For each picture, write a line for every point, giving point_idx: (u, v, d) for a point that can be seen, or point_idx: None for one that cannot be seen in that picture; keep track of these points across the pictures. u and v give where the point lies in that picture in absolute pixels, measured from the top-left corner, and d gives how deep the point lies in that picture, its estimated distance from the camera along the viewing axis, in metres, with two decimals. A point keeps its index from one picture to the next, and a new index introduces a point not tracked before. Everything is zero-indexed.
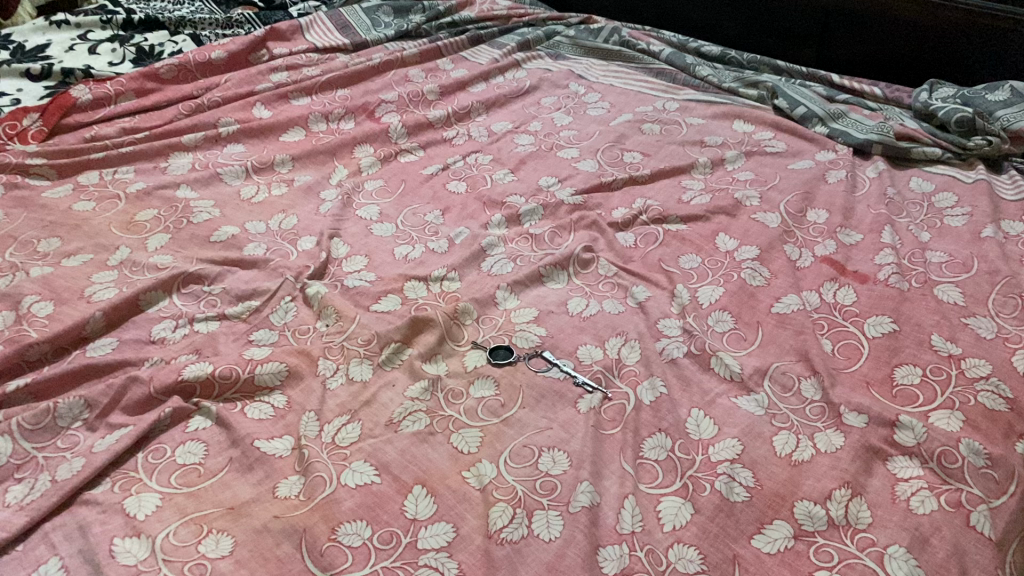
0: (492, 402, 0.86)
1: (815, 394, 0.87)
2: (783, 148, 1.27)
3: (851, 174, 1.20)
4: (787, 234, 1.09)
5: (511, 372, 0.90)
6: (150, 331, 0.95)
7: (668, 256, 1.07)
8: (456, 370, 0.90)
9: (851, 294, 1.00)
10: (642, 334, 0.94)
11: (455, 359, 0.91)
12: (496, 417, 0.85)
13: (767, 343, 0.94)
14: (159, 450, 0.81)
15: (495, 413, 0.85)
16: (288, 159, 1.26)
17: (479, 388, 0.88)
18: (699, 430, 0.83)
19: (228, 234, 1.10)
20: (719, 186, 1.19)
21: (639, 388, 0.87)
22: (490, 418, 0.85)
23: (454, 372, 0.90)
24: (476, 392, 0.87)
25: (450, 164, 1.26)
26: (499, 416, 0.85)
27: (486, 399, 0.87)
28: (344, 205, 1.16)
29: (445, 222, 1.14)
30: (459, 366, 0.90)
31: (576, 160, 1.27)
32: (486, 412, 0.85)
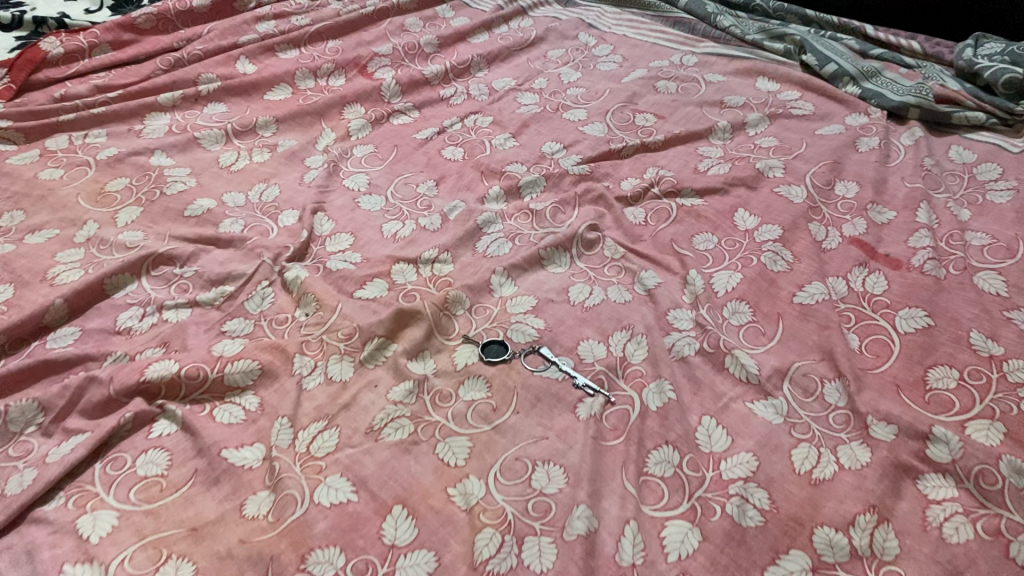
0: (483, 406, 0.79)
1: (839, 399, 0.79)
2: (810, 110, 1.17)
3: (885, 141, 1.09)
4: (813, 211, 1.00)
5: (505, 371, 0.82)
6: (116, 319, 0.88)
7: (681, 234, 0.98)
8: (445, 368, 0.82)
9: (882, 282, 0.91)
10: (649, 327, 0.85)
11: (444, 356, 0.83)
12: (487, 423, 0.77)
13: (787, 338, 0.85)
14: (118, 460, 0.74)
15: (487, 419, 0.78)
16: (272, 121, 1.17)
17: (469, 389, 0.80)
18: (709, 442, 0.76)
19: (203, 208, 1.02)
20: (739, 154, 1.09)
21: (645, 392, 0.79)
22: (481, 424, 0.77)
23: (443, 371, 0.82)
24: (465, 394, 0.80)
25: (446, 126, 1.17)
26: (490, 421, 0.78)
27: (476, 402, 0.79)
28: (330, 174, 1.07)
29: (439, 194, 1.05)
30: (448, 364, 0.83)
31: (583, 123, 1.17)
32: (476, 417, 0.78)
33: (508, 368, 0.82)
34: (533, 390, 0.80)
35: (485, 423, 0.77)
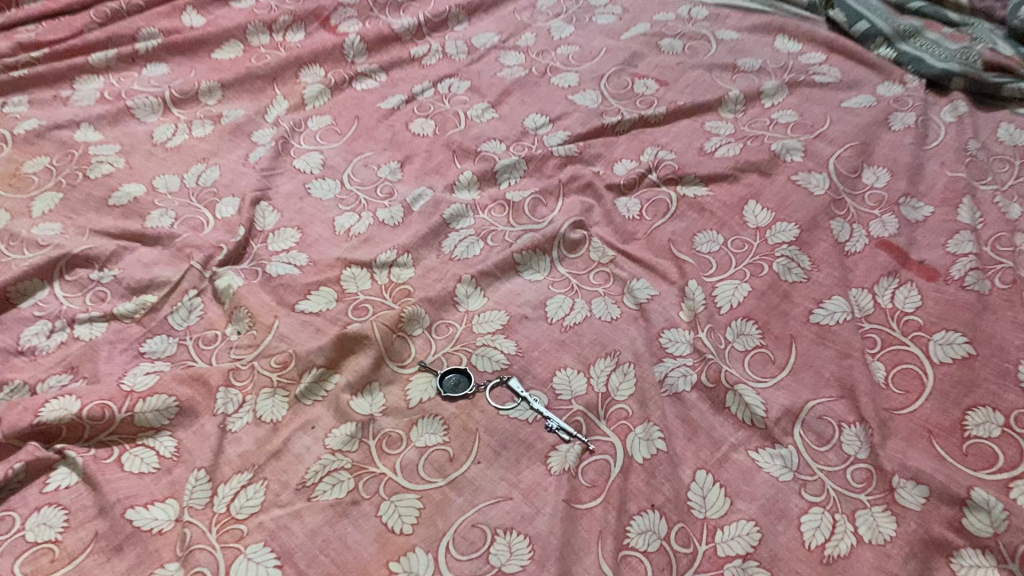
0: (437, 454, 0.67)
1: (860, 449, 0.67)
2: (836, 78, 1.01)
3: (923, 118, 0.94)
4: (836, 205, 0.85)
5: (466, 410, 0.70)
6: (19, 336, 0.76)
7: (680, 233, 0.84)
8: (396, 405, 0.70)
9: (914, 296, 0.77)
10: (638, 354, 0.72)
11: (395, 389, 0.71)
12: (441, 476, 0.66)
13: (800, 369, 0.73)
14: (6, 520, 0.63)
15: (441, 472, 0.66)
16: (217, 87, 1.03)
17: (422, 433, 0.68)
18: (704, 505, 0.64)
19: (130, 195, 0.89)
20: (752, 131, 0.95)
21: (630, 439, 0.67)
22: (435, 478, 0.65)
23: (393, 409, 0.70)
24: (418, 439, 0.68)
25: (416, 94, 1.02)
26: (445, 474, 0.66)
27: (430, 449, 0.67)
28: (278, 153, 0.93)
29: (403, 179, 0.91)
30: (400, 400, 0.70)
31: (573, 91, 1.02)
32: (428, 468, 0.66)
33: (470, 405, 0.70)
34: (498, 435, 0.68)
35: (438, 477, 0.66)
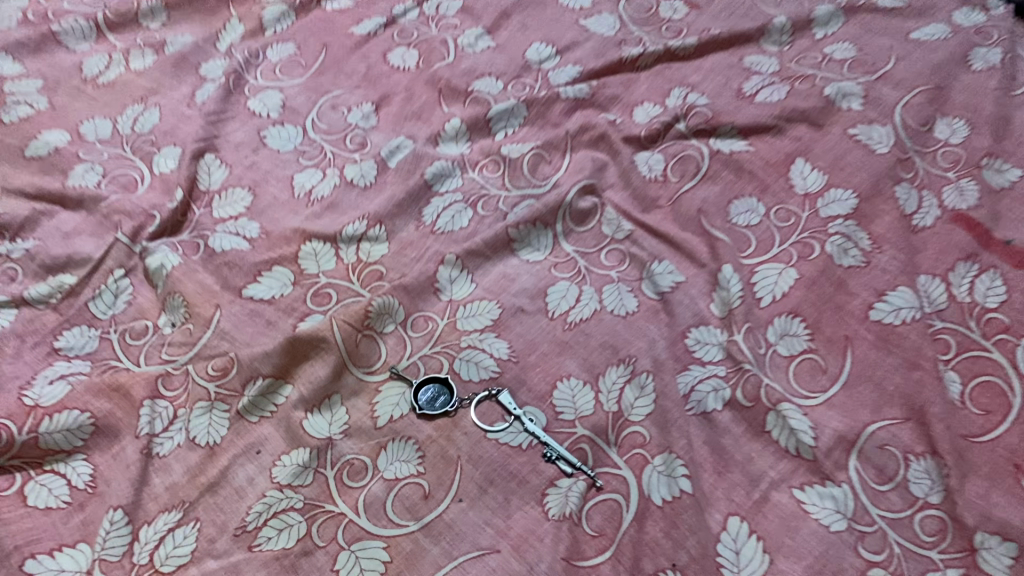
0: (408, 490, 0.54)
1: (931, 492, 0.54)
2: (902, 2, 0.84)
3: (1010, 55, 0.77)
4: (903, 166, 0.70)
5: (446, 431, 0.57)
6: None
7: (711, 200, 0.69)
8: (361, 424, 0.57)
9: (1000, 286, 0.62)
10: (658, 362, 0.59)
11: (362, 403, 0.58)
12: (412, 518, 0.53)
13: (857, 381, 0.59)
14: None
15: (414, 512, 0.53)
16: (160, 9, 0.87)
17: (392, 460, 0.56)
18: (737, 562, 0.51)
19: (51, 145, 0.74)
20: (800, 70, 0.78)
21: (646, 475, 0.55)
22: (406, 521, 0.53)
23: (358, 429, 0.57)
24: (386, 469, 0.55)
25: (397, 17, 0.85)
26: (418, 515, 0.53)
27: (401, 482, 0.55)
28: (229, 92, 0.78)
29: (378, 125, 0.76)
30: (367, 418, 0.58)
31: (585, 14, 0.86)
32: (398, 507, 0.54)
33: (450, 426, 0.57)
34: (484, 467, 0.55)
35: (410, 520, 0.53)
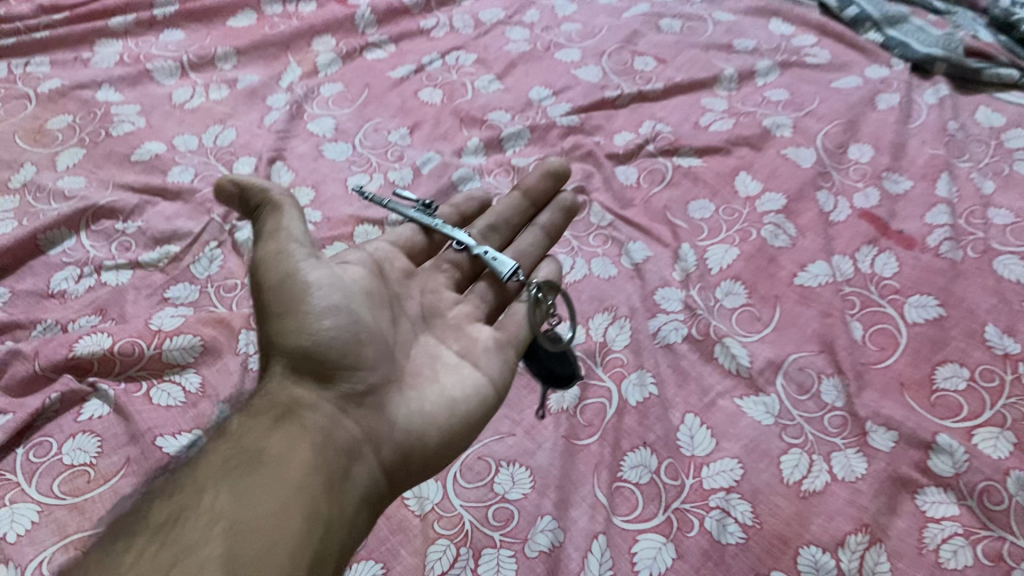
0: (437, 381, 0.66)
1: (836, 399, 0.72)
2: (826, 60, 1.06)
3: (907, 99, 0.99)
4: (822, 178, 0.91)
5: (556, 221, 0.80)
6: (49, 281, 0.80)
7: (675, 201, 0.89)
8: (413, 317, 0.71)
9: (892, 262, 0.83)
10: (633, 310, 0.78)
11: (438, 282, 0.74)
12: (506, 377, 0.68)
13: (784, 326, 0.78)
14: (42, 444, 0.68)
15: (488, 376, 0.67)
16: (232, 53, 1.06)
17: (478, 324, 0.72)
18: (692, 444, 0.69)
19: (152, 152, 0.92)
20: (745, 108, 0.99)
21: (625, 384, 0.72)
22: (493, 388, 0.67)
23: (424, 321, 0.71)
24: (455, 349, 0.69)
25: (425, 64, 1.06)
26: (502, 375, 0.68)
27: (423, 380, 0.65)
28: (292, 117, 0.97)
29: (412, 143, 0.96)
30: (451, 303, 0.73)
31: (576, 65, 1.07)
32: (516, 328, 0.71)
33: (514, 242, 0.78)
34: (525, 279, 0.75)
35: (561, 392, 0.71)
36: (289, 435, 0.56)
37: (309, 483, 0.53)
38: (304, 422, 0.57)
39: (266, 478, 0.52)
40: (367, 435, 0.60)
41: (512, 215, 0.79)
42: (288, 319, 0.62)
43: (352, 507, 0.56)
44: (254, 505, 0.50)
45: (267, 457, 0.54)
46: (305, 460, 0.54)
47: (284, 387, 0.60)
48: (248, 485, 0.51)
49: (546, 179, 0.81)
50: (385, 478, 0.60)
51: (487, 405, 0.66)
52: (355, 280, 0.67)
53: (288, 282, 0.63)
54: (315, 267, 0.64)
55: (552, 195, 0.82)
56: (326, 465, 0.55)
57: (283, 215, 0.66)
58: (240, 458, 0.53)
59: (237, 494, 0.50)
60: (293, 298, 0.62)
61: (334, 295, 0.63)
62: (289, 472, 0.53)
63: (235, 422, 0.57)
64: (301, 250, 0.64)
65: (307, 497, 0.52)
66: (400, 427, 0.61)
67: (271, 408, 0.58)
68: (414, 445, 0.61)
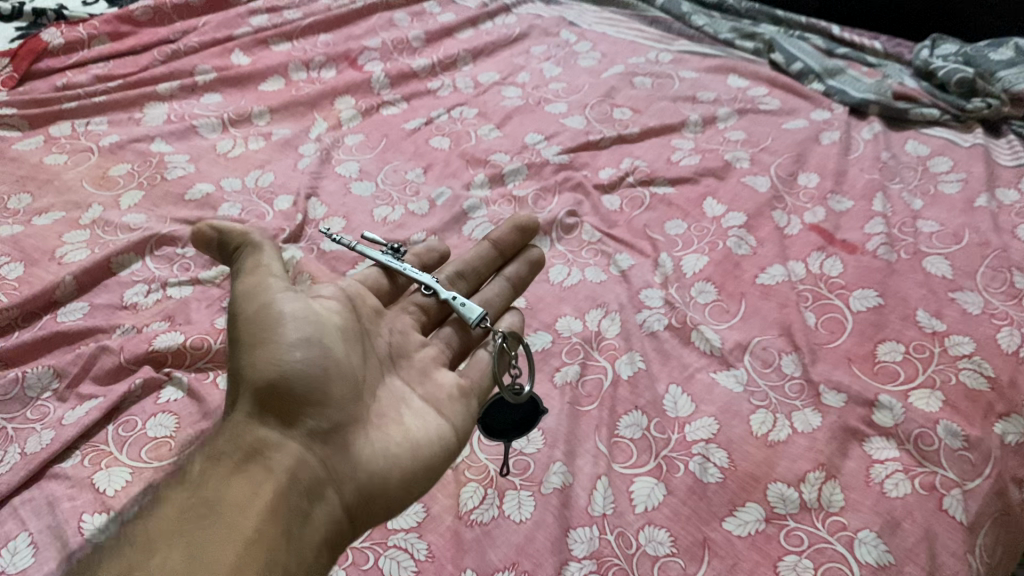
0: (400, 422, 0.70)
1: (795, 370, 0.86)
2: (778, 107, 1.24)
3: (846, 136, 1.17)
4: (777, 200, 1.07)
5: (521, 273, 0.86)
6: (123, 295, 0.93)
7: (653, 221, 1.05)
8: (382, 355, 0.75)
9: (838, 265, 0.98)
10: (622, 306, 0.93)
11: (406, 323, 0.80)
12: (468, 422, 0.73)
13: (750, 316, 0.92)
14: (129, 422, 0.80)
15: (453, 424, 0.72)
16: (266, 111, 1.22)
17: (444, 369, 0.77)
18: (676, 407, 0.83)
19: (203, 191, 1.07)
20: (710, 146, 1.16)
21: (618, 362, 0.86)
22: (456, 434, 0.71)
23: (393, 360, 0.75)
24: (420, 394, 0.74)
25: (434, 117, 1.22)
26: (464, 421, 0.72)
27: (386, 422, 0.69)
28: (322, 161, 1.13)
29: (426, 181, 1.11)
30: (418, 346, 0.78)
31: (564, 116, 1.24)
32: (480, 375, 0.77)
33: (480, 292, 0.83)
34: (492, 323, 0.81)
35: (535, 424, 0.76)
36: (251, 481, 0.60)
37: (263, 535, 0.56)
38: (269, 465, 0.61)
39: (219, 533, 0.55)
40: (331, 477, 0.63)
41: (480, 264, 0.85)
42: (255, 354, 0.65)
43: (311, 554, 0.59)
44: (202, 563, 0.53)
45: (224, 508, 0.57)
46: (262, 511, 0.58)
47: (246, 429, 0.63)
48: (201, 540, 0.55)
49: (516, 233, 0.87)
50: (346, 518, 0.63)
51: (450, 449, 0.70)
52: (325, 316, 0.71)
53: (259, 319, 0.67)
54: (285, 306, 0.68)
55: (520, 248, 0.88)
56: (284, 513, 0.59)
57: (263, 254, 0.72)
58: (196, 510, 0.57)
59: (191, 549, 0.54)
60: (262, 333, 0.66)
61: (302, 330, 0.67)
62: (245, 523, 0.56)
63: (201, 468, 0.61)
64: (279, 285, 0.70)
65: (263, 546, 0.55)
66: (363, 469, 0.65)
67: (234, 452, 0.62)
68: (378, 483, 0.65)
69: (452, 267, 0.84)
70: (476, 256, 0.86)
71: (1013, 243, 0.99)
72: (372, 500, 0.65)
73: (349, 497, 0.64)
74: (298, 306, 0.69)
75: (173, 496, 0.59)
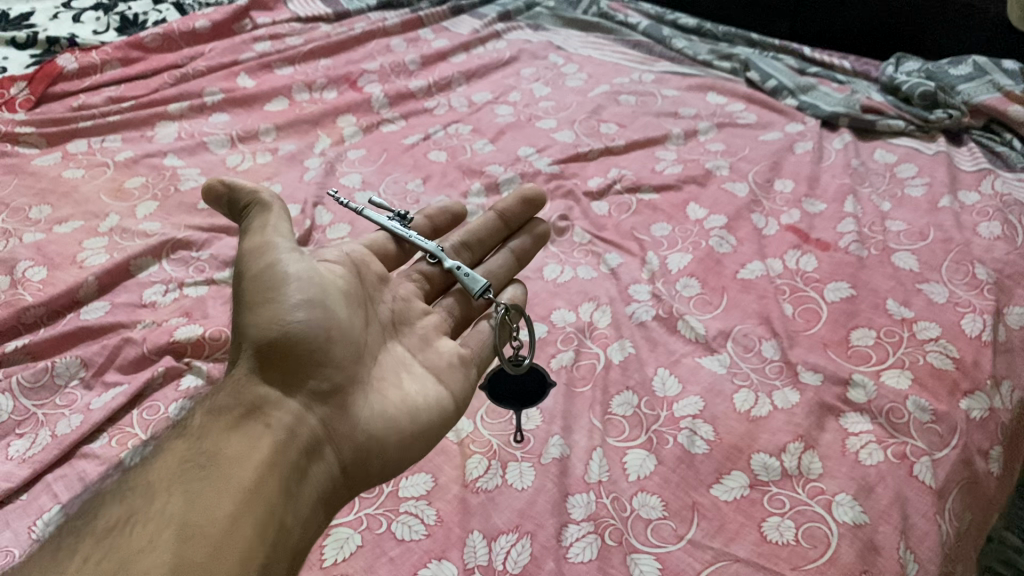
0: (396, 388, 0.74)
1: (774, 354, 0.93)
2: (754, 121, 1.32)
3: (818, 146, 1.25)
4: (755, 204, 1.14)
5: (525, 245, 0.93)
6: (142, 295, 0.99)
7: (640, 224, 1.12)
8: (382, 323, 0.80)
9: (813, 261, 1.05)
10: (612, 299, 0.99)
11: (411, 289, 0.86)
12: (466, 391, 0.79)
13: (731, 307, 0.99)
14: (153, 407, 0.85)
15: (449, 392, 0.77)
16: (272, 129, 1.29)
17: (443, 338, 0.82)
18: (664, 388, 0.89)
19: None
20: (691, 157, 1.24)
21: (609, 349, 0.92)
22: (454, 402, 0.77)
23: (394, 327, 0.81)
24: (417, 362, 0.79)
25: (431, 133, 1.30)
26: (463, 390, 0.78)
27: (381, 387, 0.74)
28: (328, 173, 1.19)
29: (425, 190, 1.18)
30: (420, 315, 0.83)
31: (554, 130, 1.31)
32: (479, 346, 0.83)
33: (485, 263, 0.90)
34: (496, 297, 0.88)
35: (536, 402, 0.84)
36: (251, 435, 0.63)
37: (264, 483, 0.60)
38: (269, 421, 0.65)
39: (220, 481, 0.58)
40: (329, 435, 0.68)
41: (486, 235, 0.92)
42: (261, 313, 0.69)
43: (307, 509, 0.63)
44: (205, 508, 0.56)
45: (225, 459, 0.60)
46: (262, 462, 0.61)
47: (248, 385, 0.66)
48: (201, 488, 0.58)
49: (521, 206, 0.93)
50: (341, 475, 0.68)
51: (447, 413, 0.75)
52: (329, 282, 0.75)
53: (265, 279, 0.71)
54: (292, 266, 0.72)
55: (524, 220, 0.94)
56: (285, 466, 0.63)
57: (271, 214, 0.77)
58: (196, 460, 0.60)
59: (192, 496, 0.57)
60: (268, 293, 0.70)
61: (307, 292, 0.71)
62: (244, 474, 0.59)
63: (203, 418, 0.64)
64: (284, 248, 0.73)
65: (264, 496, 0.59)
66: (361, 428, 0.70)
67: (235, 406, 0.65)
68: (372, 445, 0.70)
69: (459, 237, 0.90)
70: (482, 227, 0.92)
71: (974, 239, 1.06)
72: (367, 459, 0.70)
73: (346, 455, 0.68)
74: (303, 269, 0.73)
75: (174, 446, 0.61)
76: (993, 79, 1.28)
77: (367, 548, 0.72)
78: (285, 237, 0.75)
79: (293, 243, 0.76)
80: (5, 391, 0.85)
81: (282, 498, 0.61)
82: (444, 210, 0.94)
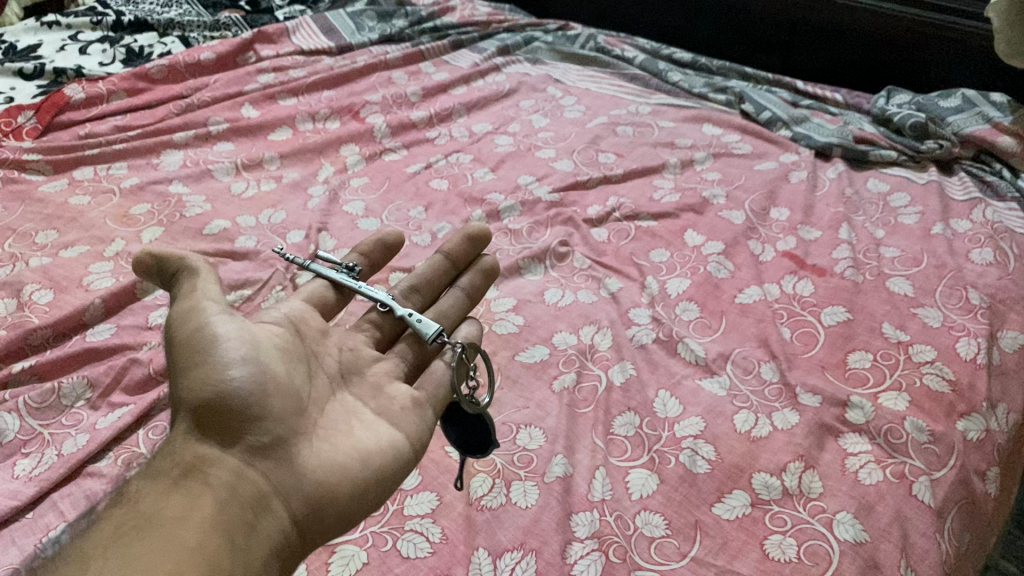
0: (350, 436, 0.69)
1: (773, 375, 0.94)
2: (749, 152, 1.35)
3: (812, 175, 1.28)
4: (752, 231, 1.16)
5: (475, 283, 0.89)
6: (148, 317, 1.00)
7: (639, 250, 1.14)
8: (331, 374, 0.75)
9: (809, 286, 1.07)
10: (613, 321, 1.01)
11: (358, 339, 0.81)
12: (423, 435, 0.73)
13: (730, 330, 1.00)
14: (159, 426, 0.85)
15: (405, 436, 0.71)
16: (277, 157, 1.31)
17: (396, 383, 0.77)
18: (665, 409, 0.90)
19: (220, 227, 1.15)
20: (688, 186, 1.26)
21: (610, 370, 0.94)
22: (410, 445, 0.71)
23: (345, 377, 0.76)
24: (373, 409, 0.74)
25: (433, 162, 1.32)
26: (421, 435, 0.73)
27: (334, 435, 0.68)
28: (331, 201, 1.21)
29: (428, 217, 1.20)
30: (370, 362, 0.78)
31: (554, 160, 1.34)
32: (436, 388, 0.77)
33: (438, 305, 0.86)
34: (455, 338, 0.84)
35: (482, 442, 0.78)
36: (189, 494, 0.58)
37: (209, 539, 0.55)
38: (208, 479, 0.60)
39: (158, 542, 0.53)
40: (277, 489, 0.62)
41: (435, 277, 0.88)
42: (192, 375, 0.64)
43: (259, 564, 0.58)
44: (146, 565, 0.51)
45: (164, 518, 0.56)
46: (204, 519, 0.56)
47: (185, 447, 0.62)
48: (141, 548, 0.53)
49: (467, 244, 0.90)
50: (295, 530, 0.62)
51: (403, 459, 0.70)
52: (264, 338, 0.70)
53: (195, 341, 0.66)
54: (224, 322, 0.68)
55: (473, 258, 0.91)
56: (228, 524, 0.57)
57: (199, 277, 0.72)
58: (133, 522, 0.55)
59: (129, 556, 0.52)
60: (198, 355, 0.65)
61: (241, 349, 0.66)
62: (186, 533, 0.55)
63: (141, 485, 0.60)
64: (214, 308, 0.69)
65: (206, 553, 0.54)
66: (310, 478, 0.64)
67: (173, 469, 0.60)
68: (327, 495, 0.64)
69: (406, 281, 0.87)
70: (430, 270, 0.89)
71: (967, 265, 1.09)
72: (321, 510, 0.64)
73: (298, 508, 0.62)
74: (235, 328, 0.68)
75: (110, 514, 0.56)
76: (982, 111, 1.32)
77: (373, 565, 0.73)
78: (220, 295, 0.71)
79: (226, 303, 0.71)
80: (12, 411, 0.85)
81: (228, 555, 0.55)
82: (376, 242, 0.90)
